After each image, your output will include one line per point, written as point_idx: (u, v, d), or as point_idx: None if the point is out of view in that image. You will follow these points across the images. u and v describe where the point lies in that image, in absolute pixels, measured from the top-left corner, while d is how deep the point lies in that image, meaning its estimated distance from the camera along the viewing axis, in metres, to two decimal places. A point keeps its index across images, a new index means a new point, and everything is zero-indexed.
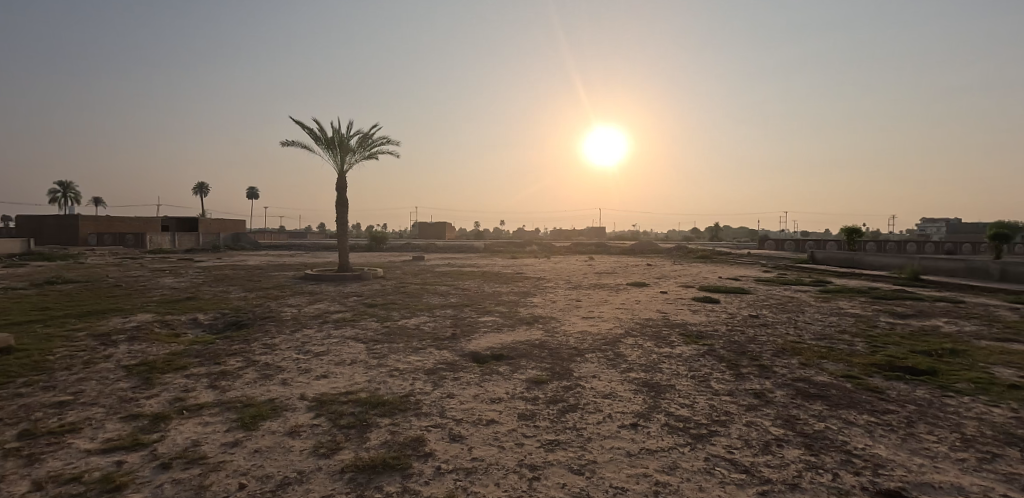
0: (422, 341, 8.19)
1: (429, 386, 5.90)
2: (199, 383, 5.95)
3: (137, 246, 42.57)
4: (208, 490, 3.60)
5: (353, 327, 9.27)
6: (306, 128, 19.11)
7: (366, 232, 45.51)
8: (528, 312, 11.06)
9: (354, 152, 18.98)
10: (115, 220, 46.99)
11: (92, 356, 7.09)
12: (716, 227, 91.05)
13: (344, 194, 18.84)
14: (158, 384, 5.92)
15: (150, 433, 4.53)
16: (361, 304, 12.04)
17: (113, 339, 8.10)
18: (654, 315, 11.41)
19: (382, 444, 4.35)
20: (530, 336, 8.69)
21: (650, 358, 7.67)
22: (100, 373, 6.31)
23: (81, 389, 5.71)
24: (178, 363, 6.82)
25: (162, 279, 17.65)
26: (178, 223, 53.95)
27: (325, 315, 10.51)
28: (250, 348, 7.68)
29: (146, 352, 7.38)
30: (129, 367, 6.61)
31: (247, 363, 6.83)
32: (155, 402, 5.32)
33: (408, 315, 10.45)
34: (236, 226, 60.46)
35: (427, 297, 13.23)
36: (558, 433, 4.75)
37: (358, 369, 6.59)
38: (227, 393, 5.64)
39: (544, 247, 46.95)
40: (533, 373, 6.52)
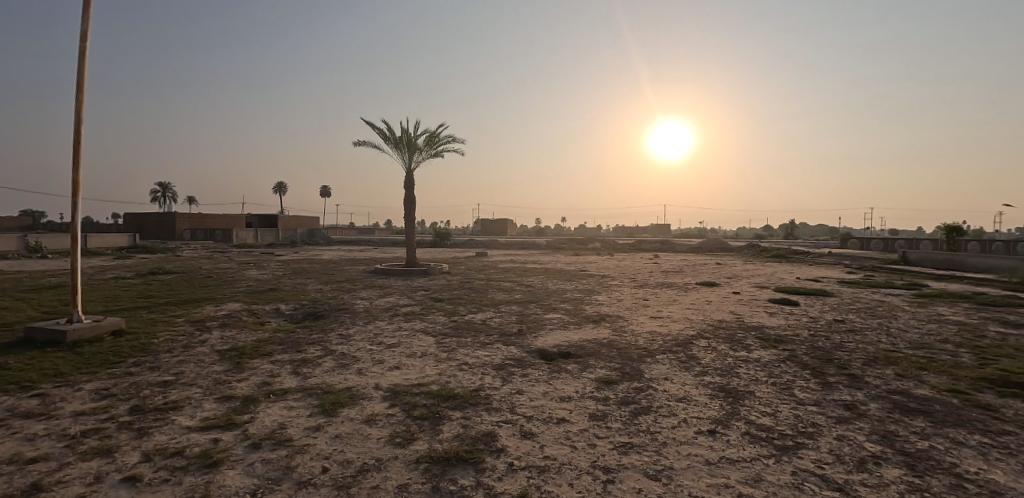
0: (490, 336, 8.27)
1: (499, 382, 5.92)
2: (284, 370, 6.32)
3: (225, 241, 46.18)
4: (295, 471, 3.79)
5: (422, 321, 9.52)
6: (376, 128, 19.79)
7: (431, 229, 46.80)
8: (594, 310, 10.87)
9: (421, 151, 19.48)
10: (207, 218, 51.41)
11: (190, 340, 7.75)
12: (790, 226, 85.43)
13: (412, 191, 19.37)
14: (248, 369, 6.35)
15: (242, 414, 4.86)
16: (428, 298, 12.39)
17: (208, 325, 8.82)
18: (727, 316, 10.86)
19: (455, 436, 4.40)
20: (598, 334, 8.52)
21: (725, 362, 7.28)
22: (197, 356, 6.87)
23: (181, 370, 6.24)
24: (264, 350, 7.29)
25: (248, 271, 19.08)
26: (261, 219, 58.20)
27: (396, 308, 10.89)
28: (328, 338, 8.07)
29: (237, 338, 7.95)
30: (221, 351, 7.14)
31: (326, 352, 7.18)
32: (244, 385, 5.69)
33: (475, 310, 10.61)
34: (311, 224, 64.27)
35: (493, 292, 13.38)
36: (631, 435, 4.60)
37: (428, 362, 6.74)
38: (308, 380, 5.95)
39: (609, 244, 45.98)
40: (603, 373, 6.38)
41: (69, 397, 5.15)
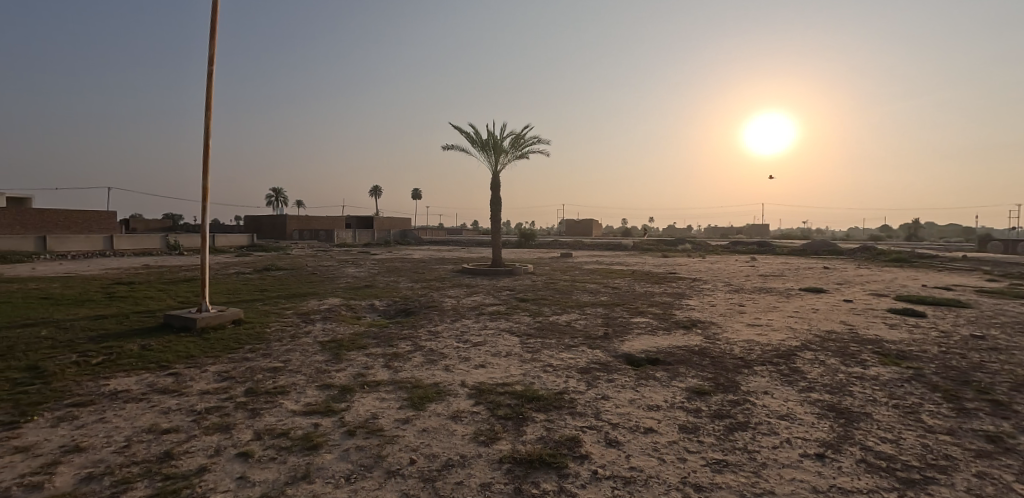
0: (574, 338, 8.14)
1: (583, 386, 5.79)
2: (377, 362, 6.67)
3: (327, 241, 50.07)
4: (385, 460, 3.95)
5: (506, 320, 9.62)
6: (463, 132, 20.40)
7: (516, 230, 47.42)
8: (684, 315, 10.34)
9: (506, 153, 19.78)
10: (313, 220, 56.21)
11: (296, 331, 8.46)
12: (914, 227, 75.77)
13: (497, 192, 19.73)
14: (345, 360, 6.78)
15: (340, 402, 5.18)
16: (513, 297, 12.51)
17: (312, 318, 9.59)
18: (838, 327, 9.81)
19: (539, 439, 4.36)
20: (689, 341, 8.07)
21: (836, 377, 6.56)
22: (302, 346, 7.47)
23: (289, 358, 6.81)
24: (360, 343, 7.75)
25: (347, 269, 20.54)
26: (359, 220, 62.53)
27: (481, 307, 11.12)
28: (418, 334, 8.41)
29: (336, 331, 8.55)
30: (323, 342, 7.71)
31: (415, 348, 7.49)
32: (342, 375, 6.08)
33: (559, 312, 10.53)
34: (403, 225, 67.86)
35: (577, 294, 13.21)
36: (726, 452, 4.27)
37: (513, 362, 6.77)
38: (399, 373, 6.22)
39: (700, 245, 44.16)
40: (694, 382, 6.01)
41: (197, 377, 5.81)
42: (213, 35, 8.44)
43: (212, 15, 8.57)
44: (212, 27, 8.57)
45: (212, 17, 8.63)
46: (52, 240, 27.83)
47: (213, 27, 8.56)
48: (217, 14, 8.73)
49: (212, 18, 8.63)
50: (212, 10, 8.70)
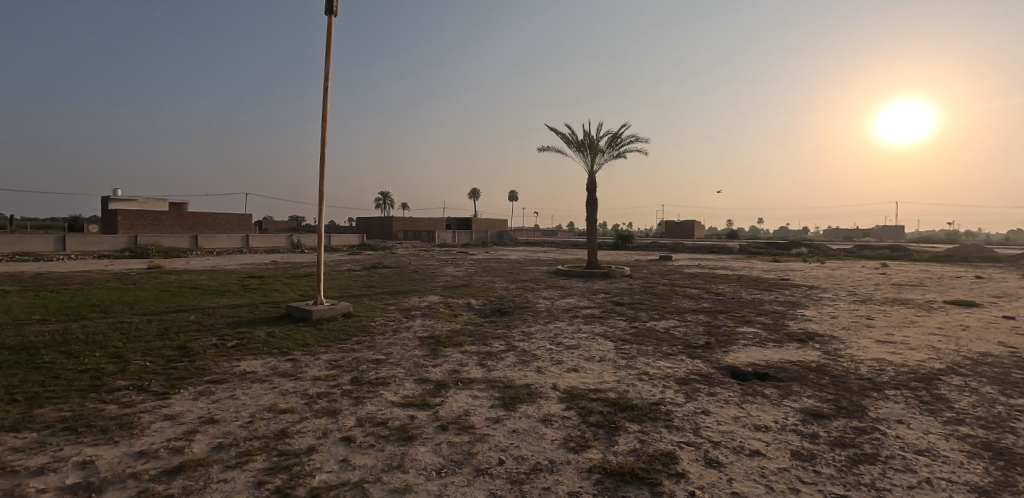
0: (673, 347, 7.70)
1: (681, 398, 5.43)
2: (471, 360, 6.82)
3: (429, 241, 52.79)
4: (474, 458, 3.99)
5: (601, 324, 9.37)
6: (559, 132, 20.32)
7: (612, 231, 46.45)
8: (800, 326, 9.34)
9: (603, 152, 19.38)
10: (416, 221, 59.65)
11: (399, 326, 8.96)
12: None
13: (593, 193, 19.40)
14: (442, 356, 7.02)
15: (435, 397, 5.35)
16: (608, 301, 12.19)
17: (413, 314, 10.10)
18: (999, 348, 8.25)
19: (631, 451, 4.14)
20: (805, 356, 7.26)
21: (996, 409, 5.50)
22: (403, 340, 7.87)
23: (391, 351, 7.21)
24: (456, 340, 8.00)
25: (447, 268, 21.45)
26: (458, 222, 65.22)
27: (575, 310, 10.96)
28: (511, 334, 8.49)
29: (434, 327, 8.92)
30: (422, 338, 8.07)
31: (509, 347, 7.55)
32: (438, 371, 6.30)
33: (657, 317, 10.05)
34: (499, 226, 69.56)
35: (677, 299, 12.54)
36: (850, 487, 3.72)
37: (607, 368, 6.55)
38: (492, 372, 6.30)
39: (820, 248, 39.88)
40: (811, 403, 5.37)
41: (312, 364, 6.35)
42: (328, 52, 9.02)
43: (329, 32, 9.33)
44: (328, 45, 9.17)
45: (328, 37, 9.27)
46: (202, 238, 32.50)
47: (328, 45, 9.16)
48: (332, 32, 9.35)
49: (327, 37, 9.25)
50: (328, 30, 9.34)
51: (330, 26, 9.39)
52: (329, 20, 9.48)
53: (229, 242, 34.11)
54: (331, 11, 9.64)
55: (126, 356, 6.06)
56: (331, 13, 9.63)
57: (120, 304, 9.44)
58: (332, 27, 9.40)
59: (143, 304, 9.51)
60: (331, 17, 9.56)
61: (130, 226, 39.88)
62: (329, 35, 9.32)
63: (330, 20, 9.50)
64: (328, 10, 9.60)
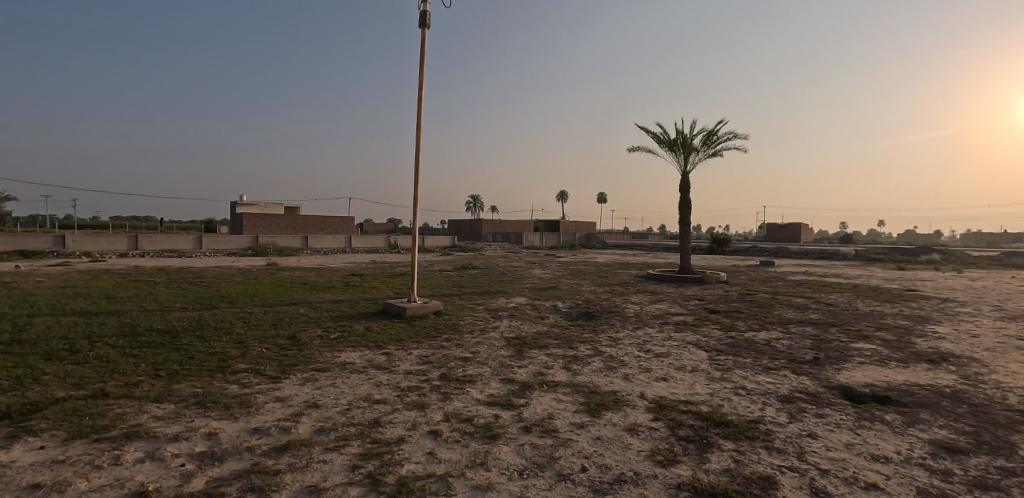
0: (776, 360, 7.08)
1: (784, 417, 4.97)
2: (557, 363, 6.79)
3: (517, 242, 53.61)
4: (557, 462, 3.95)
5: (694, 332, 8.89)
6: (650, 132, 19.61)
7: (707, 234, 43.98)
8: (932, 344, 8.16)
9: (698, 151, 18.40)
10: (505, 223, 61.02)
11: (487, 325, 9.17)
12: None
13: (686, 194, 18.49)
14: (528, 357, 7.06)
15: (519, 397, 5.39)
16: (702, 308, 11.53)
17: (500, 314, 10.30)
18: None
19: (725, 470, 3.85)
20: (939, 379, 6.32)
21: None
22: (490, 340, 8.05)
23: (478, 350, 7.39)
24: (542, 342, 8.00)
25: (534, 270, 21.62)
26: (546, 224, 65.59)
27: (666, 316, 10.51)
28: (598, 339, 8.33)
29: (521, 329, 9.00)
30: (509, 338, 8.19)
31: (595, 352, 7.42)
32: (523, 372, 6.34)
33: (757, 328, 9.32)
34: (587, 228, 68.86)
35: (781, 308, 11.55)
36: None
37: (699, 379, 6.19)
38: (577, 376, 6.22)
39: (960, 255, 34.61)
40: (946, 434, 4.65)
41: (405, 359, 6.70)
42: (422, 63, 9.44)
43: (423, 44, 9.79)
44: (422, 56, 9.59)
45: (422, 49, 9.70)
46: (313, 238, 35.77)
47: (422, 56, 9.59)
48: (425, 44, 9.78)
49: (422, 49, 9.72)
50: (422, 43, 9.80)
51: (424, 39, 9.84)
52: (423, 32, 9.96)
53: (334, 243, 37.18)
54: (424, 24, 10.12)
55: (247, 343, 6.80)
56: (425, 26, 10.10)
57: (244, 297, 10.65)
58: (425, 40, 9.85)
59: (262, 297, 10.65)
60: (424, 29, 10.04)
61: (254, 227, 45.01)
62: (423, 47, 9.76)
63: (423, 33, 9.97)
64: (421, 24, 10.08)
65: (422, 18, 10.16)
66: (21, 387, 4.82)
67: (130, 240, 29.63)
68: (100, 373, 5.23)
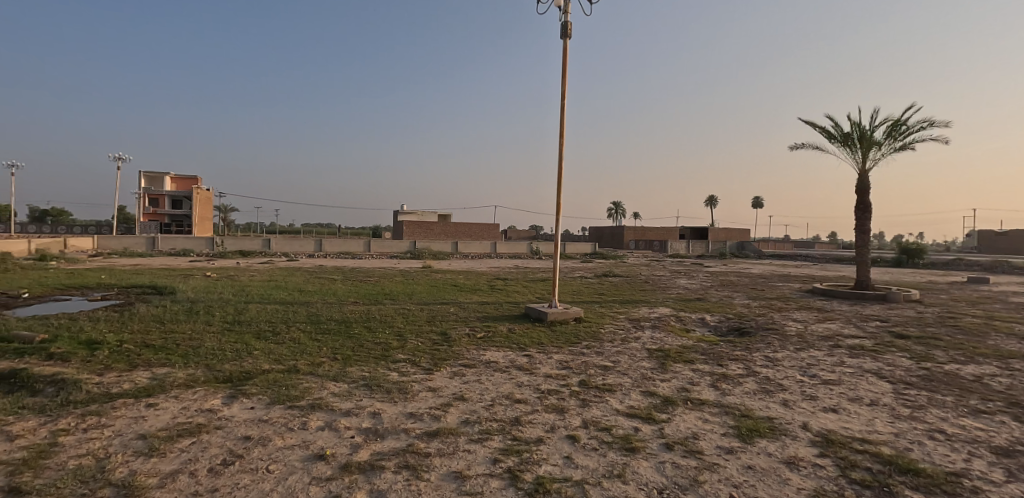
0: (993, 402, 5.69)
1: (1004, 475, 3.96)
2: (703, 380, 6.32)
3: (660, 251, 51.36)
4: (700, 486, 3.67)
5: (874, 359, 7.58)
6: (818, 127, 17.31)
7: (895, 244, 37.21)
8: None
9: (880, 145, 15.73)
10: (647, 230, 58.96)
11: (627, 335, 8.92)
12: None
13: (865, 196, 15.92)
14: (671, 371, 6.70)
15: (661, 412, 5.13)
16: (886, 331, 9.78)
17: (642, 324, 9.93)
18: None
19: None
20: None
21: None
22: (631, 350, 7.81)
23: (618, 359, 7.23)
24: (687, 357, 7.52)
25: (679, 280, 20.49)
26: (693, 232, 61.79)
27: (838, 338, 9.13)
28: (751, 357, 7.57)
29: (664, 341, 8.57)
30: (651, 350, 7.87)
31: (748, 372, 6.75)
32: (666, 386, 6.03)
33: (965, 360, 7.59)
34: (740, 236, 63.19)
35: (1000, 337, 9.26)
36: None
37: (881, 415, 5.25)
38: (727, 397, 5.72)
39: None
40: None
41: (545, 362, 6.83)
42: (564, 72, 9.58)
43: (565, 55, 9.95)
44: (564, 65, 9.75)
45: (564, 60, 9.87)
46: (462, 244, 38.61)
47: (565, 65, 9.73)
48: (567, 54, 9.94)
49: (563, 58, 9.89)
50: (563, 53, 9.97)
51: (566, 49, 10.00)
52: (565, 42, 10.14)
53: (481, 248, 39.62)
54: (565, 34, 10.30)
55: (406, 336, 7.58)
56: (566, 36, 10.29)
57: (404, 294, 11.91)
58: (567, 49, 10.01)
59: (419, 296, 11.80)
60: (566, 40, 10.21)
61: (412, 233, 50.17)
62: (565, 57, 9.92)
63: (565, 43, 10.15)
64: (563, 34, 10.28)
65: (564, 28, 10.35)
66: (240, 358, 6.01)
67: (317, 242, 35.20)
68: (294, 352, 6.28)
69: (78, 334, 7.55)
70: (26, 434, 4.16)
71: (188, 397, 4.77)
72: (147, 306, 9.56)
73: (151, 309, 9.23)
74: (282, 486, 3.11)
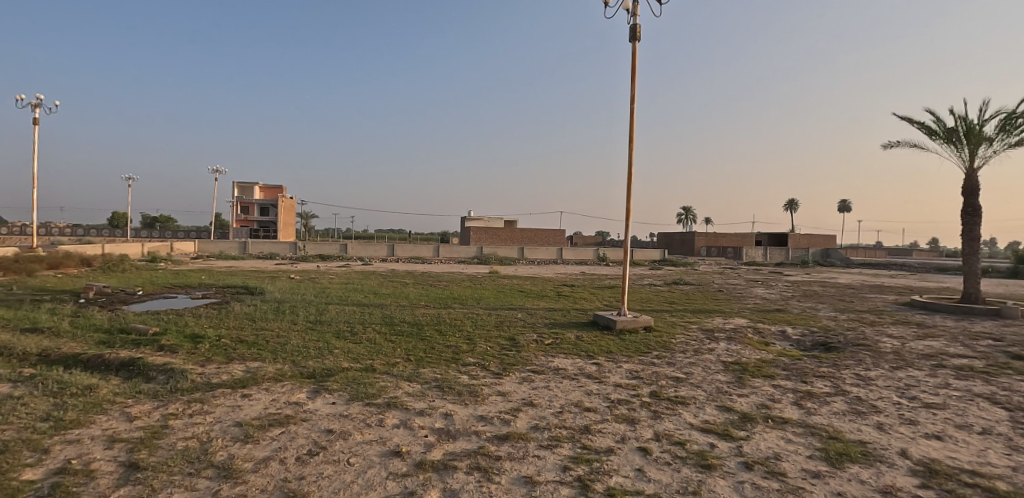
0: None
1: None
2: (786, 397, 5.93)
3: (734, 258, 48.85)
4: None
5: (988, 383, 6.75)
6: (916, 123, 15.79)
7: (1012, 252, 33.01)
8: None
9: (992, 141, 14.07)
10: (720, 237, 56.37)
11: (700, 346, 8.55)
12: None
13: (973, 198, 14.28)
14: (749, 386, 6.35)
15: (739, 429, 4.87)
16: (1003, 351, 8.68)
17: (716, 335, 9.48)
18: None
19: None
20: None
21: None
22: (705, 362, 7.49)
23: (691, 371, 6.95)
24: (767, 372, 7.09)
25: (756, 289, 19.38)
26: (771, 238, 58.28)
27: (942, 357, 8.22)
28: (840, 375, 7.00)
29: (741, 353, 8.13)
30: (727, 363, 7.49)
31: (837, 391, 6.24)
32: (744, 402, 5.72)
33: None
34: (824, 243, 58.78)
35: None
36: None
37: (997, 445, 4.67)
38: (812, 416, 5.32)
39: None
40: None
41: (614, 371, 6.71)
42: (633, 75, 9.43)
43: (634, 58, 9.78)
44: (633, 69, 9.58)
45: (632, 64, 9.71)
46: (528, 250, 38.86)
47: (633, 69, 9.56)
48: (636, 57, 9.78)
49: (632, 61, 9.73)
50: (631, 56, 9.81)
51: (634, 53, 9.84)
52: (634, 46, 9.98)
53: (547, 254, 39.64)
54: (634, 37, 10.13)
55: (475, 340, 7.73)
56: (635, 39, 10.11)
57: (472, 299, 12.17)
58: (635, 53, 9.84)
59: (486, 301, 11.99)
60: (634, 43, 10.04)
61: (479, 239, 51.16)
62: (633, 61, 9.76)
63: (633, 46, 9.98)
64: (631, 38, 10.12)
65: (632, 31, 10.19)
66: (323, 355, 6.41)
67: (389, 247, 36.85)
68: (371, 352, 6.60)
69: (184, 329, 8.38)
70: (143, 416, 4.67)
71: (277, 390, 5.15)
72: (241, 305, 10.44)
73: (245, 307, 10.07)
74: (362, 479, 3.27)
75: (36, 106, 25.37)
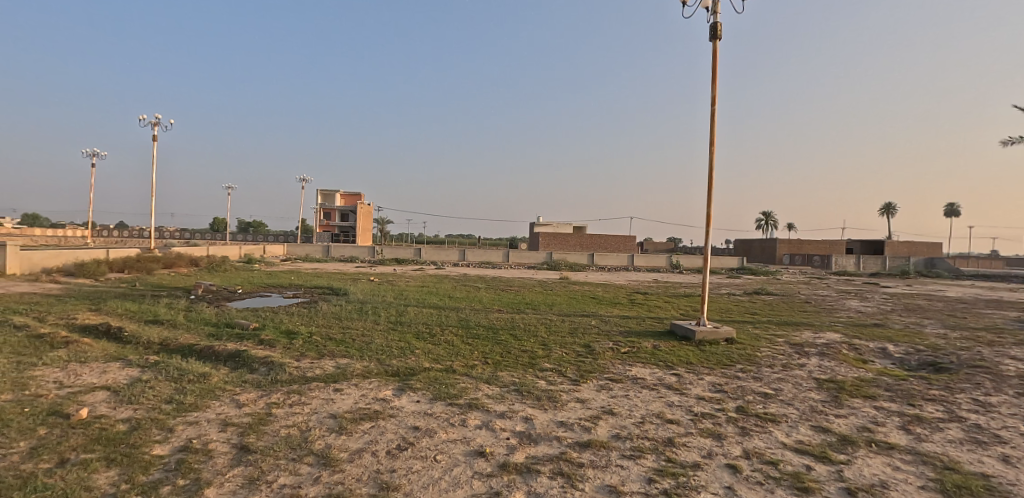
0: None
1: None
2: (891, 421, 5.43)
3: (823, 267, 45.27)
4: None
5: None
6: None
7: None
8: None
9: None
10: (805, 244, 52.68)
11: (789, 361, 8.04)
12: None
13: None
14: (848, 407, 5.88)
15: (838, 452, 4.53)
16: None
17: (806, 350, 8.87)
18: None
19: None
20: None
21: None
22: (795, 378, 7.03)
23: (780, 387, 6.56)
24: (866, 392, 6.54)
25: (850, 301, 17.88)
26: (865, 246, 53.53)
27: None
28: (955, 399, 6.30)
29: (836, 371, 7.52)
30: (820, 380, 6.98)
31: (952, 417, 5.62)
32: (843, 423, 5.31)
33: None
34: (929, 252, 53.08)
35: None
36: None
37: None
38: (924, 443, 4.83)
39: None
40: None
41: (695, 383, 6.47)
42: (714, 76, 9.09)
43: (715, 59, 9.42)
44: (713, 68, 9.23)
45: (713, 63, 9.36)
46: (597, 256, 38.39)
47: (715, 69, 9.22)
48: (717, 57, 9.41)
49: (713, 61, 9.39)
50: (713, 56, 9.46)
51: (715, 52, 9.49)
52: (715, 45, 9.63)
53: (617, 261, 38.91)
54: (715, 36, 9.76)
55: (550, 346, 7.77)
56: (716, 39, 9.75)
57: (545, 305, 12.22)
58: (716, 52, 9.49)
59: (559, 307, 11.99)
60: (715, 42, 9.67)
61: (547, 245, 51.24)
62: (715, 60, 9.40)
63: (714, 45, 9.61)
64: (712, 37, 9.76)
65: (712, 30, 9.83)
66: (406, 355, 6.73)
67: (461, 252, 37.84)
68: (450, 353, 6.84)
69: (280, 325, 9.09)
70: (250, 403, 5.14)
71: (366, 386, 5.47)
72: (329, 305, 11.17)
73: (332, 307, 10.75)
74: (449, 476, 3.40)
75: (155, 124, 28.42)
